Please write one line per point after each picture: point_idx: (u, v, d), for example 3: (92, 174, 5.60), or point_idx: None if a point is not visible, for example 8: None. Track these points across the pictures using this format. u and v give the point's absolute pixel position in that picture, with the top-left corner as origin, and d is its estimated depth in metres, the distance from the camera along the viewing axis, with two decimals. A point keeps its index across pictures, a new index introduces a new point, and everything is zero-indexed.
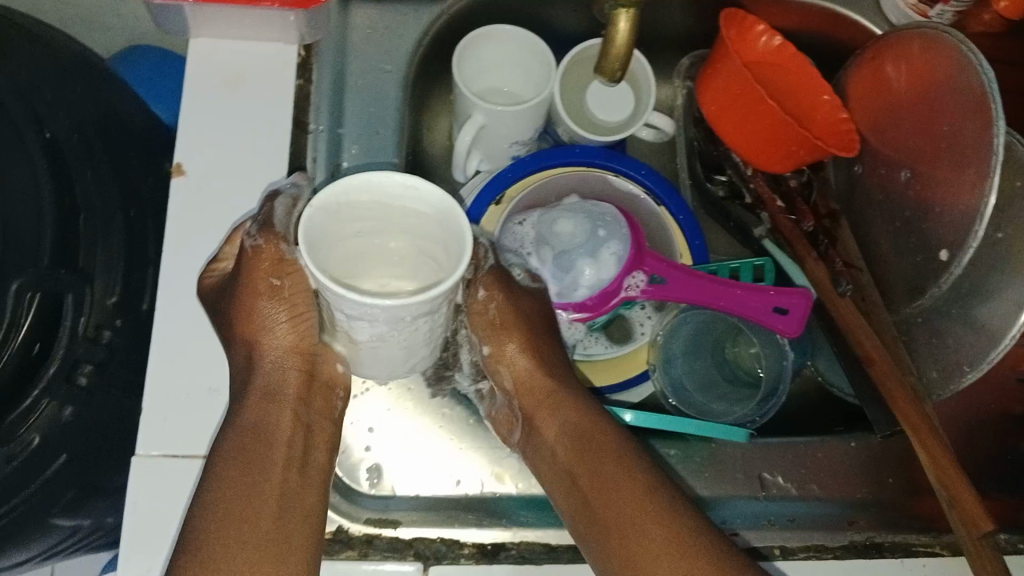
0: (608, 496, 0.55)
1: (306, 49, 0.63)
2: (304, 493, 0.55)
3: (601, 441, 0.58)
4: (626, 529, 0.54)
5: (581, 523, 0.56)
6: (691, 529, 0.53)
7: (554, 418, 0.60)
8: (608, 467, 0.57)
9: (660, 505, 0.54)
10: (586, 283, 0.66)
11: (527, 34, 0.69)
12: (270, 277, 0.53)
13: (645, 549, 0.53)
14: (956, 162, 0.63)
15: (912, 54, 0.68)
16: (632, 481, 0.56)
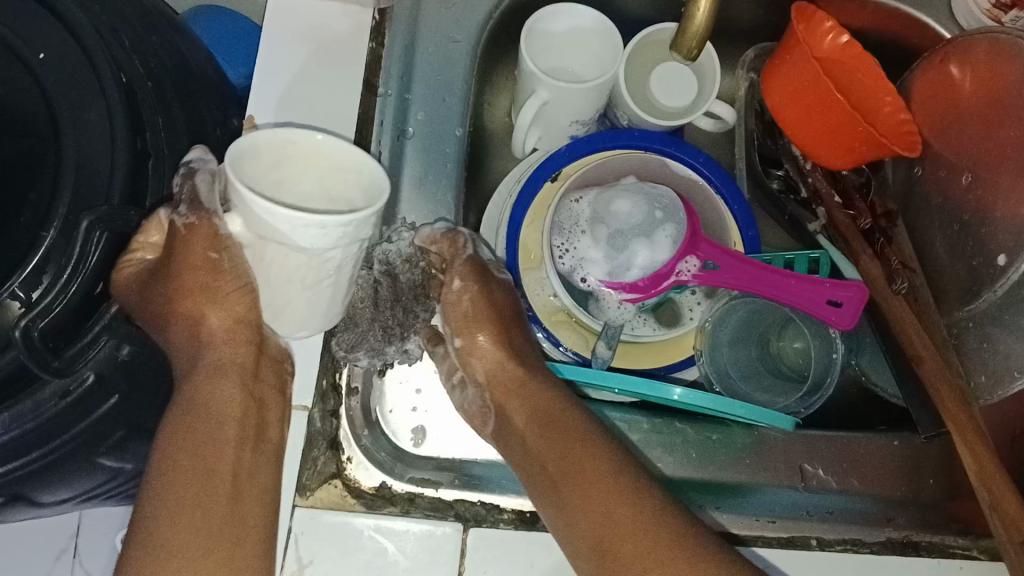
0: (579, 487, 0.54)
1: (380, 13, 0.66)
2: (258, 470, 0.54)
3: (570, 434, 0.56)
4: (605, 520, 0.52)
5: (551, 509, 0.54)
6: (670, 518, 0.51)
7: (523, 405, 0.59)
8: (578, 458, 0.55)
9: (635, 494, 0.53)
10: (639, 264, 0.66)
11: (598, 16, 0.70)
12: (209, 252, 0.51)
13: (627, 538, 0.51)
14: (1022, 168, 0.63)
15: (984, 58, 0.67)
16: (602, 471, 0.54)
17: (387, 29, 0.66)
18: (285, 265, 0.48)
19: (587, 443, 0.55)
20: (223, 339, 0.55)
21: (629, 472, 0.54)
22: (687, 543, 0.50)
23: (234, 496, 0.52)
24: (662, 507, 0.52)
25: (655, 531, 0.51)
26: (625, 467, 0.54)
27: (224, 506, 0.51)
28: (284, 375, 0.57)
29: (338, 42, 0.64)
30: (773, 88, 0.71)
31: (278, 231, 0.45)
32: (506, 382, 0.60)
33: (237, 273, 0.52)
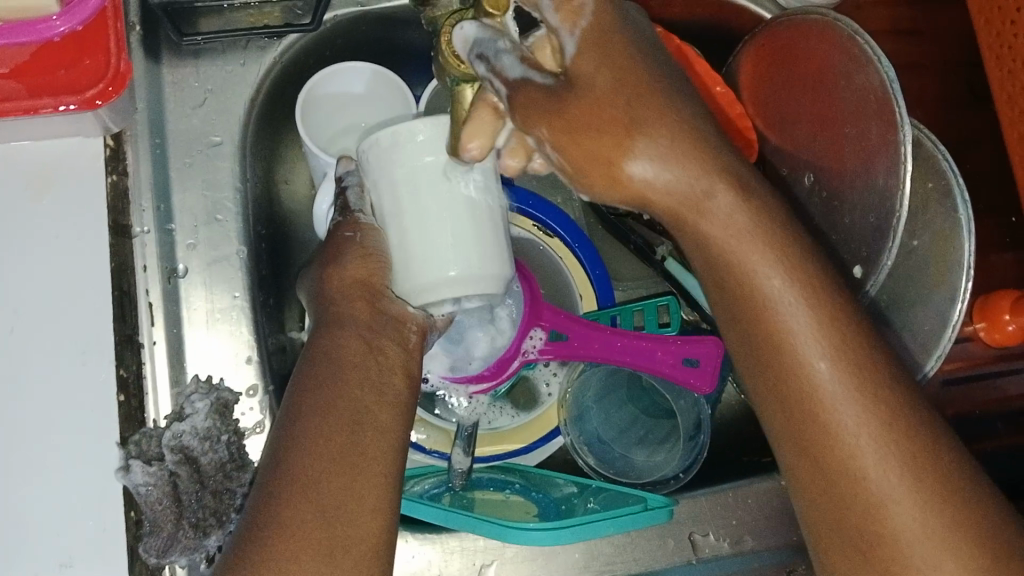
0: (774, 347, 0.42)
1: (114, 138, 0.55)
2: (375, 415, 0.46)
3: (775, 297, 0.41)
4: (814, 407, 0.41)
5: (751, 380, 0.44)
6: (900, 409, 0.41)
7: (717, 228, 0.41)
8: (776, 317, 0.41)
9: (862, 377, 0.41)
10: (480, 355, 0.59)
11: (382, 72, 0.61)
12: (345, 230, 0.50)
13: (843, 433, 0.41)
14: (862, 166, 0.57)
15: (808, 45, 0.60)
16: (832, 361, 0.41)
17: (126, 154, 0.55)
18: (419, 222, 0.46)
19: (773, 296, 0.41)
20: (341, 290, 0.49)
21: (848, 356, 0.41)
22: (908, 457, 0.40)
23: (357, 435, 0.45)
24: (888, 404, 0.40)
25: (870, 430, 0.40)
26: (844, 334, 0.41)
27: (349, 448, 0.44)
28: (409, 336, 0.50)
29: (71, 188, 0.53)
30: None
31: (392, 166, 0.46)
32: (653, 202, 0.42)
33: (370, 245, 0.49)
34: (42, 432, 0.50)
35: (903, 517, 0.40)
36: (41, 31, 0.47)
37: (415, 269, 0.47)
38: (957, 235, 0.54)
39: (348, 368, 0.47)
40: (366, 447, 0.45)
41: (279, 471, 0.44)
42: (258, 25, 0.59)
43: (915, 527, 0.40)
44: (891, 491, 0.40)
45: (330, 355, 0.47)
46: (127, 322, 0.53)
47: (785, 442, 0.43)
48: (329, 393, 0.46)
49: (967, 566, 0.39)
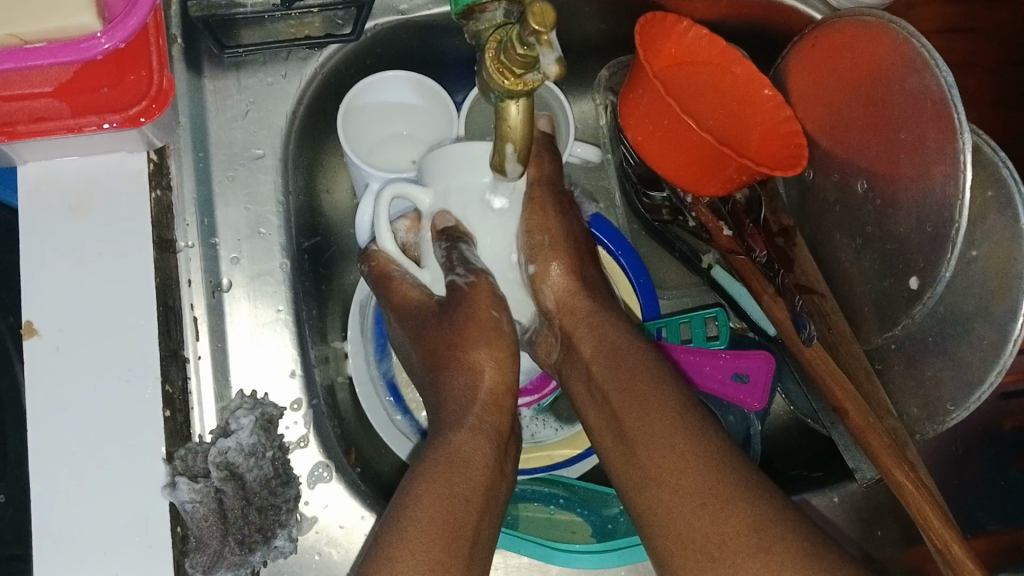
0: (649, 426, 0.47)
1: (158, 153, 0.55)
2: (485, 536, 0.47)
3: (632, 357, 0.51)
4: (654, 447, 0.46)
5: (622, 465, 0.48)
6: (723, 454, 0.45)
7: (588, 332, 0.54)
8: (640, 385, 0.49)
9: (693, 428, 0.46)
10: (523, 368, 0.61)
11: (424, 81, 0.60)
12: (495, 310, 0.55)
13: (673, 467, 0.45)
14: (917, 174, 0.55)
15: (861, 46, 0.58)
16: (690, 437, 0.46)
17: (170, 168, 0.56)
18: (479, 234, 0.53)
19: (650, 381, 0.49)
20: (487, 395, 0.53)
21: (707, 437, 0.46)
22: (728, 485, 0.44)
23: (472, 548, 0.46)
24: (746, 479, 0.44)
25: (699, 461, 0.45)
26: (680, 398, 0.48)
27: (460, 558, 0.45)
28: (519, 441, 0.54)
29: (112, 205, 0.53)
30: (634, 120, 0.61)
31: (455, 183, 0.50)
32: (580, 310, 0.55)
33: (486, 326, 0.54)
34: (91, 448, 0.50)
35: (733, 535, 0.42)
36: (84, 49, 0.47)
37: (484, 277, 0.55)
38: (1018, 246, 0.52)
39: (466, 476, 0.48)
40: (475, 547, 0.46)
41: (376, 564, 0.44)
42: (298, 36, 0.59)
43: (745, 542, 0.42)
44: (714, 511, 0.43)
45: (449, 454, 0.49)
46: (171, 337, 0.53)
47: (654, 514, 0.45)
48: (447, 498, 0.46)
49: None
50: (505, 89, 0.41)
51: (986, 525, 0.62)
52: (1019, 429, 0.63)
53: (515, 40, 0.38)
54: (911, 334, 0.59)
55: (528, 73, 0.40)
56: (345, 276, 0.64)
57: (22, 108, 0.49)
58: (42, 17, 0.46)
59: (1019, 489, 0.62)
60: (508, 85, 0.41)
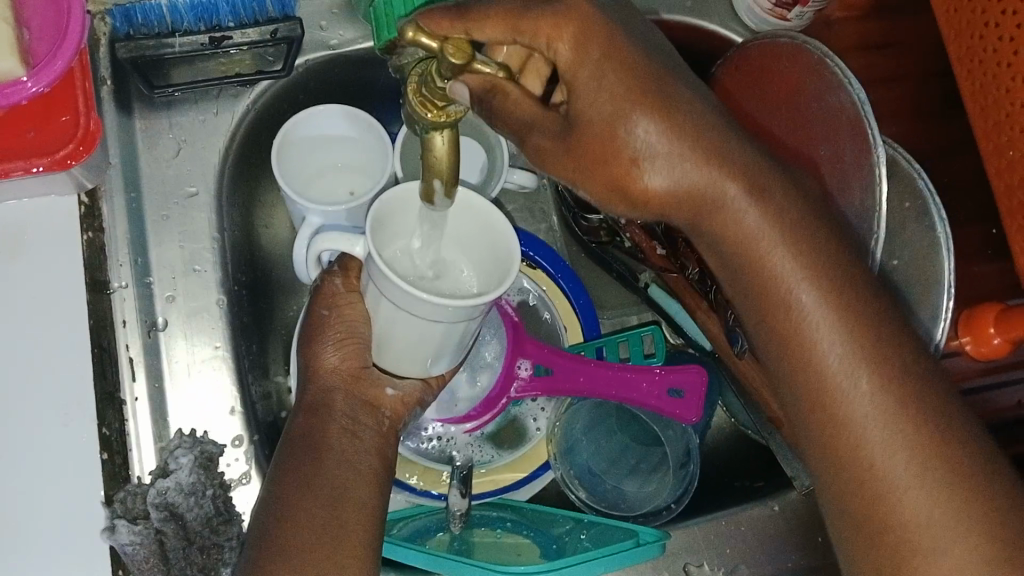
0: (784, 297, 0.47)
1: (89, 195, 0.55)
2: (353, 486, 0.48)
3: (771, 256, 0.47)
4: (786, 324, 0.48)
5: (763, 316, 0.49)
6: (951, 426, 0.45)
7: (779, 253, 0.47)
8: (763, 269, 0.48)
9: (904, 400, 0.45)
10: (464, 396, 0.62)
11: (354, 113, 0.61)
12: (321, 310, 0.51)
13: (816, 338, 0.47)
14: (837, 188, 0.56)
15: (777, 69, 0.61)
16: (861, 365, 0.46)
17: (102, 211, 0.56)
18: (404, 321, 0.45)
19: (794, 288, 0.47)
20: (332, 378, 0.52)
21: (868, 352, 0.46)
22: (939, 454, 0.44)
23: (340, 504, 0.47)
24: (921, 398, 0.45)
25: (870, 390, 0.46)
26: (886, 375, 0.46)
27: (326, 521, 0.47)
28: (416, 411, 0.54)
29: (48, 246, 0.54)
30: None
31: (389, 291, 0.43)
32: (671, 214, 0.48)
33: (344, 329, 0.51)
34: (25, 491, 0.50)
35: (911, 500, 0.44)
36: (10, 94, 0.47)
37: (410, 349, 0.48)
38: (937, 253, 0.55)
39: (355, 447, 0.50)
40: (355, 510, 0.48)
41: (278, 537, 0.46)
42: (229, 73, 0.59)
43: (923, 499, 0.44)
44: (891, 449, 0.45)
45: (334, 441, 0.50)
46: (107, 379, 0.53)
47: (790, 387, 0.48)
48: (336, 466, 0.49)
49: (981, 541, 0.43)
50: (428, 124, 0.42)
51: None
52: None
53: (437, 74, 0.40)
54: None
55: (450, 105, 0.41)
56: (284, 309, 0.64)
57: None
58: None
59: None
60: (433, 107, 0.41)
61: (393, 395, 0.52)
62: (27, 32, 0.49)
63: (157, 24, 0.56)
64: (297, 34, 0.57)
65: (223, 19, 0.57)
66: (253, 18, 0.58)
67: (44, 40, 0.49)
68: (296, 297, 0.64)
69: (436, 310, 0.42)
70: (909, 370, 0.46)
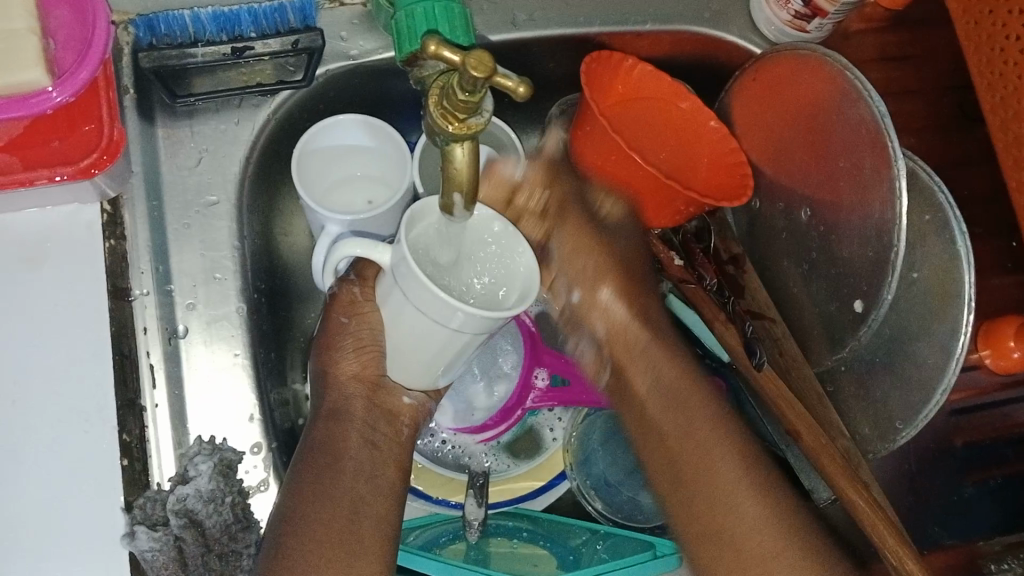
0: (694, 440, 0.53)
1: (111, 204, 0.56)
2: (368, 502, 0.49)
3: (690, 384, 0.55)
4: (700, 457, 0.52)
5: (665, 480, 0.53)
6: (803, 526, 0.50)
7: (643, 367, 0.56)
8: (693, 397, 0.54)
9: (761, 491, 0.51)
10: (481, 405, 0.62)
11: (373, 122, 0.61)
12: (340, 317, 0.52)
13: (718, 498, 0.51)
14: (857, 200, 0.57)
15: (795, 81, 0.60)
16: (758, 495, 0.50)
17: (124, 218, 0.56)
18: (427, 329, 0.45)
19: (697, 396, 0.55)
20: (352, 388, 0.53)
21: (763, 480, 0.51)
22: (813, 546, 0.49)
23: (355, 522, 0.48)
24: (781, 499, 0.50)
25: (751, 493, 0.50)
26: (742, 440, 0.53)
27: (343, 531, 0.47)
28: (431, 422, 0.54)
29: (70, 255, 0.55)
30: None
31: (417, 298, 0.43)
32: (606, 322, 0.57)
33: (364, 339, 0.51)
34: (46, 498, 0.50)
35: None
36: (34, 104, 0.47)
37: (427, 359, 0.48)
38: (957, 268, 0.53)
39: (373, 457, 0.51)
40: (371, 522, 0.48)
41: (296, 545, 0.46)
42: (250, 84, 0.59)
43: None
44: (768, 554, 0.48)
45: (351, 452, 0.51)
46: (127, 387, 0.53)
47: (699, 538, 0.51)
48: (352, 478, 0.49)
49: None
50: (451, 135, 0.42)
51: (941, 541, 0.63)
52: (968, 443, 0.64)
53: (456, 87, 0.40)
54: (861, 354, 0.61)
55: (471, 117, 0.41)
56: (303, 316, 0.64)
57: None
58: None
59: (971, 502, 0.64)
60: (452, 119, 0.41)
61: (412, 403, 0.54)
62: (52, 42, 0.49)
63: (179, 35, 0.57)
64: (318, 45, 0.58)
65: (244, 31, 0.57)
66: (275, 29, 0.58)
67: (69, 51, 0.49)
68: (314, 304, 0.65)
69: (463, 318, 0.42)
70: (767, 480, 0.51)
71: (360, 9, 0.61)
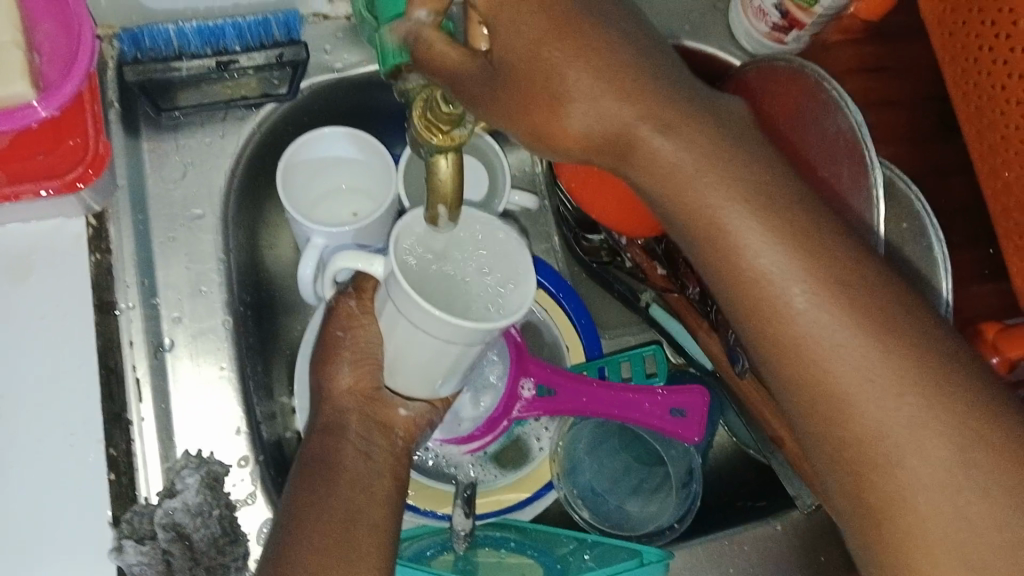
0: (775, 306, 0.45)
1: (96, 217, 0.55)
2: (364, 510, 0.49)
3: (779, 202, 0.46)
4: (791, 347, 0.45)
5: (768, 329, 0.46)
6: (988, 411, 0.43)
7: (731, 220, 0.46)
8: (784, 226, 0.45)
9: (913, 383, 0.44)
10: (468, 417, 0.62)
11: (357, 135, 0.62)
12: (335, 331, 0.52)
13: (885, 384, 0.44)
14: (837, 213, 0.57)
15: (783, 94, 0.61)
16: (902, 374, 0.44)
17: (109, 231, 0.56)
18: (419, 340, 0.45)
19: (763, 256, 0.45)
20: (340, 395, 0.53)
21: (901, 367, 0.44)
22: (1008, 452, 0.42)
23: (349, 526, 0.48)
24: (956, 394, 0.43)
25: (905, 378, 0.44)
26: (878, 304, 0.45)
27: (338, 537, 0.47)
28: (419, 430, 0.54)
29: (55, 271, 0.54)
30: (565, 170, 0.63)
31: (406, 307, 0.43)
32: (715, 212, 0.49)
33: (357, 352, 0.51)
34: (32, 513, 0.50)
35: (926, 499, 0.43)
36: (20, 117, 0.48)
37: (424, 372, 0.49)
38: (936, 273, 0.56)
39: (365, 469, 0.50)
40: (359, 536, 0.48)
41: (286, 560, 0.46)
42: (235, 96, 0.59)
43: (926, 466, 0.43)
44: (887, 408, 0.44)
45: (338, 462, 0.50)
46: (114, 400, 0.53)
47: (783, 361, 0.46)
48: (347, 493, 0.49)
49: (1002, 531, 0.42)
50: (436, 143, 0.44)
51: None
52: None
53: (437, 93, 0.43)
54: None
55: (455, 128, 0.44)
56: (291, 329, 0.64)
57: None
58: None
59: None
60: (437, 133, 0.44)
61: (407, 415, 0.53)
62: (37, 56, 0.49)
63: (164, 48, 0.57)
64: (303, 58, 0.57)
65: (229, 43, 0.57)
66: (260, 41, 0.58)
67: (54, 66, 0.50)
68: (301, 317, 0.64)
69: (452, 331, 0.42)
70: (913, 349, 0.44)
71: (344, 22, 0.62)
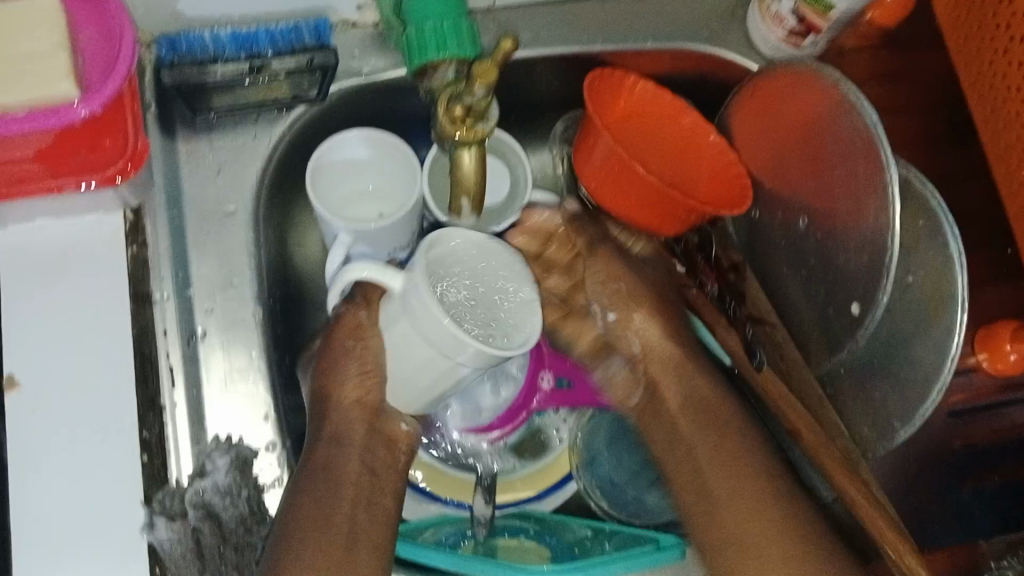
0: (729, 477, 0.57)
1: (134, 212, 0.58)
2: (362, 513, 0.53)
3: (718, 407, 0.60)
4: (729, 468, 0.57)
5: (690, 495, 0.58)
6: (792, 503, 0.55)
7: (677, 387, 0.62)
8: (725, 419, 0.59)
9: (771, 474, 0.56)
10: (488, 407, 0.65)
11: (385, 137, 0.64)
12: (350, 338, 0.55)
13: (746, 499, 0.55)
14: (854, 208, 0.58)
15: (794, 96, 0.62)
16: (767, 482, 0.56)
17: (146, 226, 0.58)
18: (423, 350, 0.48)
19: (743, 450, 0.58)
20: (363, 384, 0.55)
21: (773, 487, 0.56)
22: (808, 546, 0.53)
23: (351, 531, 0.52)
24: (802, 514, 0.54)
25: (770, 505, 0.55)
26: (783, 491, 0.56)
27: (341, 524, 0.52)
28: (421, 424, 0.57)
29: (93, 263, 0.56)
30: (587, 170, 0.64)
31: (425, 324, 0.46)
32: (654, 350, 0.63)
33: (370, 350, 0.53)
34: (67, 493, 0.52)
35: (769, 555, 0.53)
36: (62, 115, 0.50)
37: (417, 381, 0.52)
38: (949, 272, 0.54)
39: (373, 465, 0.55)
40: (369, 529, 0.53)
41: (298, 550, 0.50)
42: (267, 100, 0.62)
43: (782, 549, 0.53)
44: (766, 527, 0.54)
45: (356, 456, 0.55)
46: (149, 386, 0.55)
47: (677, 461, 0.60)
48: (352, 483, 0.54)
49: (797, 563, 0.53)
50: (460, 139, 0.46)
51: (943, 542, 0.65)
52: (970, 446, 0.65)
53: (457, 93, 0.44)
54: (859, 359, 0.62)
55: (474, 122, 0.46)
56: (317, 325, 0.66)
57: (3, 172, 0.53)
58: (25, 86, 0.49)
59: (969, 504, 0.65)
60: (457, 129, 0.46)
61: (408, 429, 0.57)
62: (81, 58, 0.52)
63: (200, 52, 0.59)
64: (332, 63, 0.60)
65: (261, 48, 0.60)
66: (291, 47, 0.60)
67: (95, 65, 0.52)
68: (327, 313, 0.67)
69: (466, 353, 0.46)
70: (789, 508, 0.55)
71: (372, 30, 0.64)
